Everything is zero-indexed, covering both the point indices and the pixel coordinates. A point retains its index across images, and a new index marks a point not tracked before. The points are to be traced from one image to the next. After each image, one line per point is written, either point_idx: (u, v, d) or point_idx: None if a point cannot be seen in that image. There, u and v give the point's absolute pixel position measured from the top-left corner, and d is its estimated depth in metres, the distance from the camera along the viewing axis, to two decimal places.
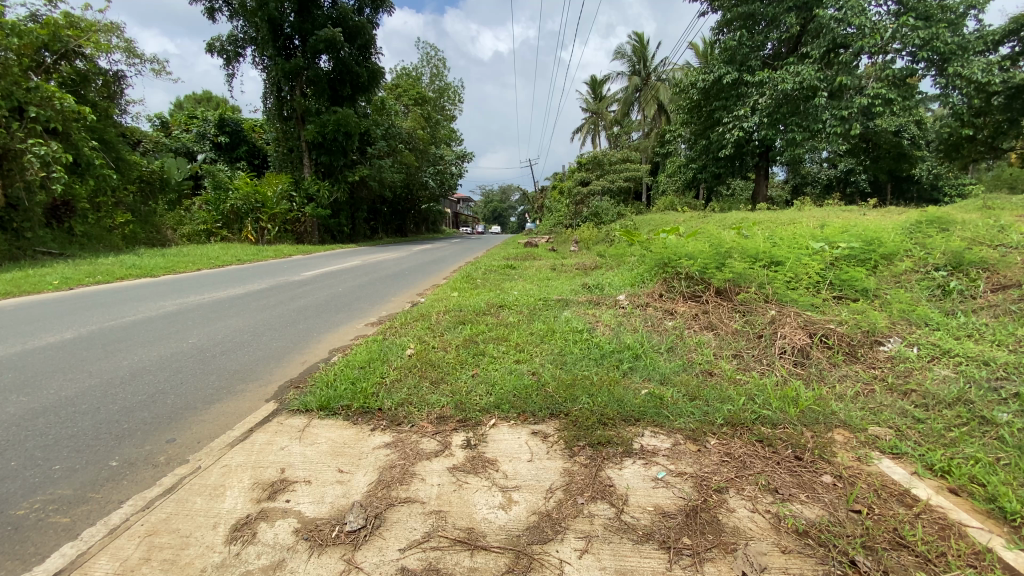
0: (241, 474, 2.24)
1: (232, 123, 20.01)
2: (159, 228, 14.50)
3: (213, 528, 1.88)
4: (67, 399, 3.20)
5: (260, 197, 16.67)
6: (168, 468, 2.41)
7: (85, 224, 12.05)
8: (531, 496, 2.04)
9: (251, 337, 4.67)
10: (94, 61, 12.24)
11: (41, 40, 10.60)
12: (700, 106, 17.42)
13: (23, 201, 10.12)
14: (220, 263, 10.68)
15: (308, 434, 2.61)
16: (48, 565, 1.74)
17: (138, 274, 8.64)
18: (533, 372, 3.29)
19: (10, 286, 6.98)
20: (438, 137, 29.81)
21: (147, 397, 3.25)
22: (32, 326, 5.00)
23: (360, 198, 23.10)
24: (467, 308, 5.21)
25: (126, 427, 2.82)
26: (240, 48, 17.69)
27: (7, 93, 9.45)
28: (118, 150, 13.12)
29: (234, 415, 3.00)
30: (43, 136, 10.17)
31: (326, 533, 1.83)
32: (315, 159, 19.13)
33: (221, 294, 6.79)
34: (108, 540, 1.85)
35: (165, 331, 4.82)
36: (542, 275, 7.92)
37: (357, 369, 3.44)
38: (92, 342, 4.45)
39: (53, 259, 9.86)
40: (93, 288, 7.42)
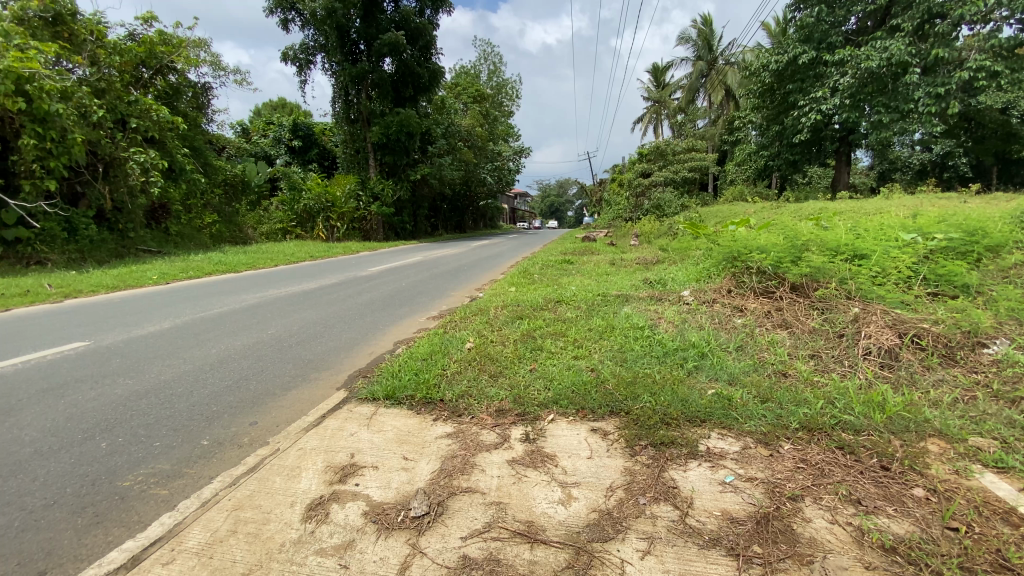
0: (316, 457, 2.38)
1: (304, 127, 21.08)
2: (241, 227, 15.64)
3: (290, 506, 2.01)
4: (165, 382, 3.55)
5: (330, 197, 17.49)
6: (251, 448, 2.61)
7: (179, 224, 13.20)
8: (590, 494, 2.01)
9: (323, 329, 4.96)
10: (184, 75, 13.36)
11: (139, 57, 11.82)
12: (773, 89, 16.41)
13: (126, 205, 11.16)
14: (295, 259, 11.40)
15: (376, 421, 2.73)
16: (149, 532, 1.94)
17: (223, 270, 9.40)
18: (591, 369, 3.24)
19: (122, 281, 7.89)
20: (497, 133, 30.07)
21: (233, 382, 3.53)
22: (136, 316, 5.59)
23: (422, 197, 23.70)
24: (525, 304, 5.21)
25: (216, 410, 3.08)
26: (311, 55, 18.65)
27: (112, 106, 10.73)
28: (206, 155, 14.36)
29: (308, 401, 3.20)
30: (142, 145, 11.40)
31: (392, 518, 1.90)
32: (380, 159, 19.93)
33: (297, 288, 7.26)
34: (199, 512, 2.03)
35: (248, 322, 5.23)
36: (601, 270, 7.79)
37: (420, 361, 3.54)
38: (186, 331, 4.90)
39: (152, 257, 10.91)
40: (186, 283, 8.22)
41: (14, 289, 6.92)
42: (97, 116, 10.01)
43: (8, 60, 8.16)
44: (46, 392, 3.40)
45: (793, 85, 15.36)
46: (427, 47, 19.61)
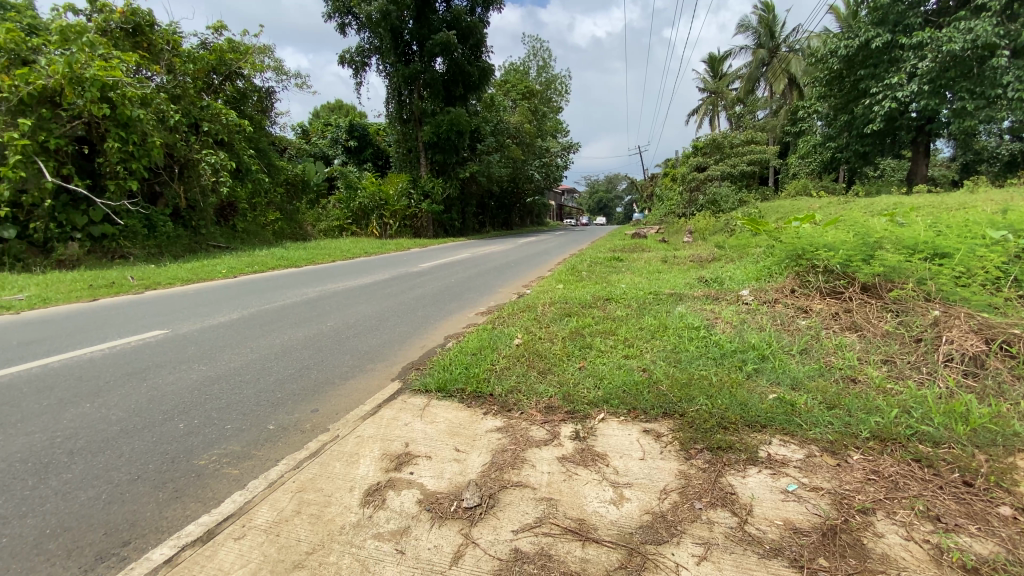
0: (373, 445, 2.48)
1: (360, 128, 21.80)
2: (301, 224, 16.44)
3: (350, 491, 2.11)
4: (235, 369, 3.79)
5: (383, 195, 18.04)
6: (313, 434, 2.75)
7: (245, 222, 14.01)
8: (643, 495, 1.98)
9: (377, 322, 5.13)
10: (250, 80, 14.13)
11: (209, 64, 12.60)
12: (842, 77, 15.43)
13: (199, 204, 11.92)
14: (350, 255, 11.85)
15: (428, 413, 2.80)
16: (223, 509, 2.09)
17: (285, 265, 9.92)
18: (643, 368, 3.17)
19: (195, 274, 8.49)
20: (545, 129, 29.96)
21: (295, 371, 3.72)
22: (208, 307, 6.00)
23: (471, 194, 23.97)
24: (574, 301, 5.17)
25: (280, 396, 3.26)
26: (366, 58, 19.24)
27: (187, 111, 11.57)
28: (269, 156, 15.20)
29: (364, 391, 3.33)
30: (212, 146, 12.21)
31: (445, 507, 1.95)
32: (430, 157, 20.34)
33: (353, 283, 7.55)
34: (267, 492, 2.17)
35: (308, 314, 5.49)
36: (653, 268, 7.61)
37: (469, 355, 3.60)
38: (253, 322, 5.21)
39: (222, 252, 11.67)
40: (252, 277, 8.73)
41: (104, 282, 7.60)
42: (174, 121, 10.81)
43: (93, 70, 9.12)
44: (132, 375, 3.72)
45: (864, 72, 14.34)
46: (478, 46, 19.78)
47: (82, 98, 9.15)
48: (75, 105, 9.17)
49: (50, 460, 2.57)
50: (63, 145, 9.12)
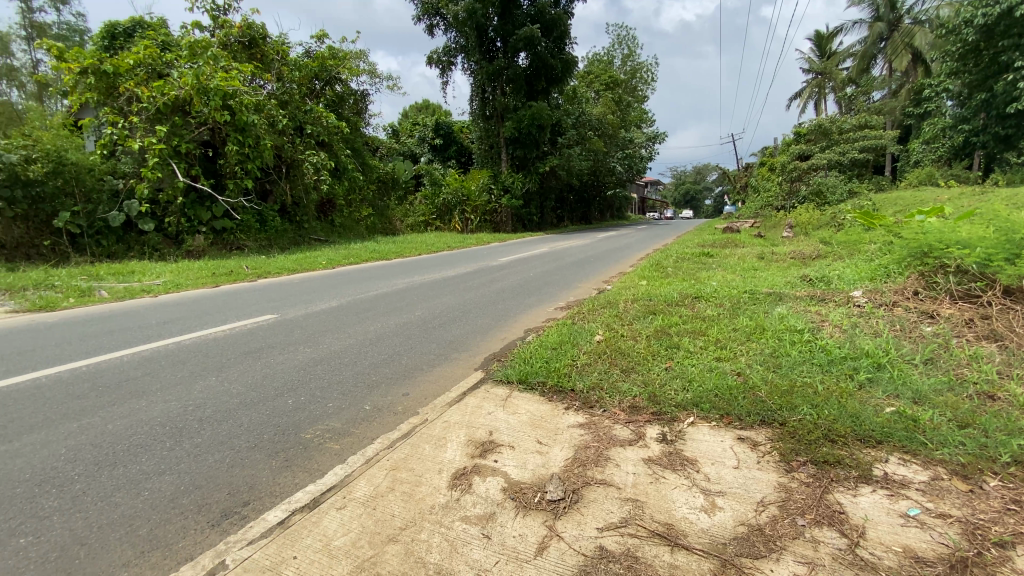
0: (459, 431, 2.58)
1: (445, 126, 22.52)
2: (390, 219, 17.39)
3: (438, 474, 2.22)
4: (334, 353, 4.11)
5: (465, 190, 18.57)
6: (403, 416, 2.92)
7: (342, 217, 15.05)
8: (737, 506, 1.87)
9: (460, 314, 5.30)
10: (347, 84, 15.09)
11: (313, 71, 13.65)
12: (980, 49, 13.45)
13: (302, 200, 13.02)
14: (435, 249, 12.34)
15: (511, 403, 2.85)
16: (326, 481, 2.29)
17: (376, 258, 10.55)
18: (737, 372, 2.99)
19: (299, 265, 9.30)
20: (629, 120, 29.11)
21: (386, 357, 3.96)
22: (311, 295, 6.55)
23: (551, 188, 23.93)
24: (659, 298, 5.00)
25: (374, 380, 3.49)
26: (453, 57, 19.83)
27: (293, 116, 12.68)
28: (363, 156, 16.23)
29: (450, 379, 3.46)
30: (314, 147, 13.24)
31: (529, 497, 1.98)
32: (512, 153, 20.58)
33: (437, 276, 7.85)
34: (364, 468, 2.34)
35: (397, 304, 5.80)
36: (747, 265, 7.14)
37: (551, 349, 3.61)
38: (348, 310, 5.60)
39: (321, 245, 12.65)
40: (347, 268, 9.38)
41: (224, 270, 8.55)
42: (281, 124, 11.88)
43: (216, 80, 10.26)
44: (248, 354, 4.17)
45: (1008, 42, 12.38)
46: (561, 38, 19.64)
47: (207, 106, 10.32)
48: (201, 113, 10.37)
49: (184, 425, 2.96)
50: (191, 149, 10.38)
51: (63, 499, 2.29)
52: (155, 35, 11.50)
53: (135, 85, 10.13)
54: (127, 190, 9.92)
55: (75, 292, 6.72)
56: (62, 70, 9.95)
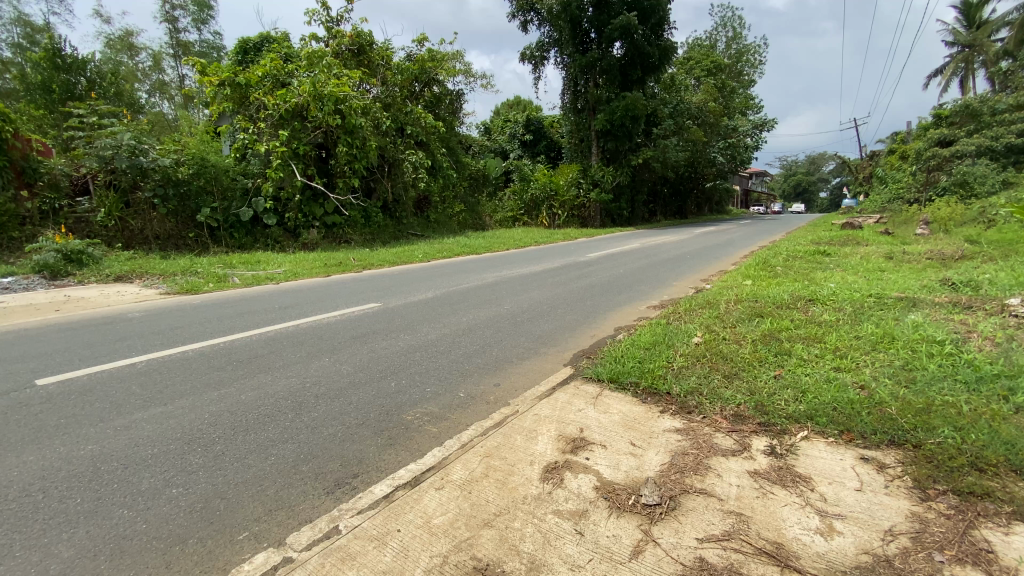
0: (550, 425, 2.60)
1: (536, 121, 22.56)
2: (481, 215, 17.87)
3: (531, 465, 2.26)
4: (430, 341, 4.33)
5: (554, 185, 18.61)
6: (496, 406, 3.00)
7: (437, 213, 15.73)
8: (860, 532, 1.70)
9: (550, 309, 5.32)
10: (444, 85, 15.71)
11: (414, 74, 14.39)
12: None
13: (401, 197, 13.81)
14: (525, 244, 12.49)
15: (603, 402, 2.82)
16: (425, 462, 2.42)
17: (468, 253, 10.91)
18: (860, 385, 2.70)
19: (398, 258, 9.89)
20: (731, 108, 27.23)
21: (478, 348, 4.09)
22: (408, 286, 6.96)
23: (643, 182, 23.11)
24: (765, 300, 4.64)
25: (467, 369, 3.62)
26: (546, 51, 19.83)
27: (395, 117, 13.49)
28: (457, 154, 16.91)
29: (540, 372, 3.50)
30: (413, 146, 13.97)
31: (624, 499, 1.95)
32: (603, 146, 20.23)
33: (526, 270, 7.95)
34: (459, 453, 2.45)
35: (488, 297, 5.97)
36: (871, 266, 6.38)
37: (644, 349, 3.51)
38: (442, 301, 5.87)
39: (418, 239, 13.34)
40: (441, 262, 9.81)
41: (334, 262, 9.33)
42: (385, 126, 12.69)
43: (330, 87, 11.21)
44: (355, 339, 4.53)
45: None
46: (659, 24, 18.89)
47: (322, 111, 11.30)
48: (316, 118, 11.38)
49: (303, 400, 3.30)
50: (307, 150, 11.46)
51: (208, 457, 2.66)
52: (280, 48, 12.80)
53: (263, 94, 11.38)
54: (256, 188, 11.15)
55: (214, 278, 7.72)
56: (206, 84, 11.42)
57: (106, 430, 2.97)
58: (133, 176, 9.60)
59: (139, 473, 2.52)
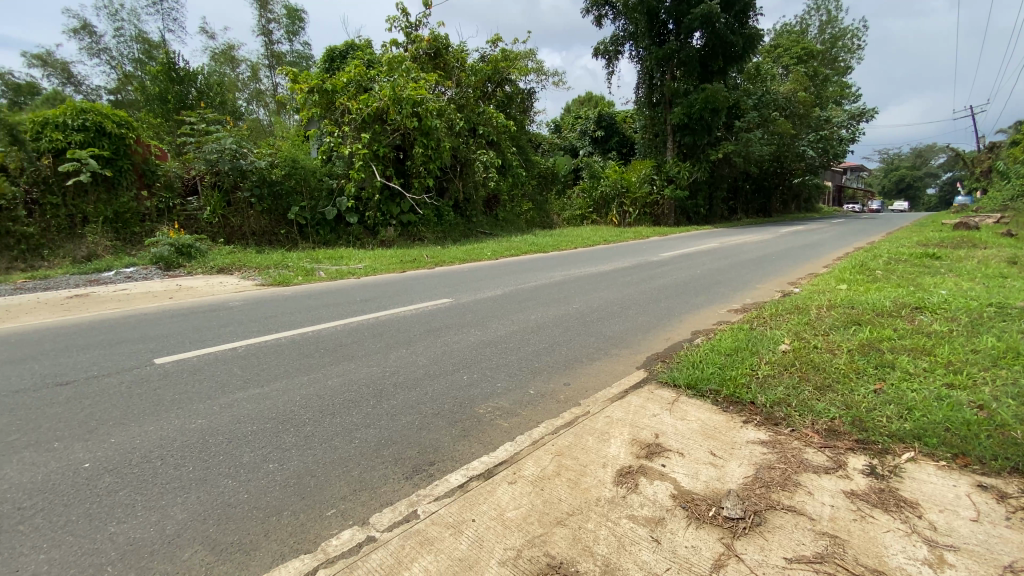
0: (623, 428, 2.56)
1: (608, 117, 22.10)
2: (549, 213, 17.86)
3: (603, 467, 2.24)
4: (501, 337, 4.41)
5: (625, 182, 18.23)
6: (567, 405, 3.00)
7: (506, 211, 15.89)
8: (977, 568, 1.53)
9: (622, 309, 5.22)
10: (516, 84, 15.85)
11: (487, 74, 14.64)
12: None
13: (472, 196, 14.13)
14: (594, 243, 12.32)
15: (679, 408, 2.74)
16: (499, 456, 2.48)
17: (536, 251, 10.94)
18: (978, 405, 2.41)
19: (468, 256, 10.13)
20: (824, 97, 25.18)
21: (549, 346, 4.11)
22: (479, 283, 7.11)
23: (721, 178, 21.96)
24: (864, 306, 4.26)
25: (538, 366, 3.65)
26: (620, 45, 19.40)
27: (468, 117, 13.80)
28: (527, 151, 17.13)
29: (612, 373, 3.45)
30: (484, 146, 14.22)
31: (703, 510, 1.88)
32: (680, 140, 19.55)
33: (597, 269, 7.85)
34: (530, 450, 2.47)
35: (558, 296, 5.97)
36: (992, 271, 5.66)
37: (724, 355, 3.35)
38: (512, 298, 5.95)
39: (487, 237, 13.56)
40: (509, 260, 9.94)
41: (409, 258, 9.74)
42: (458, 126, 13.02)
43: (407, 90, 11.69)
44: (429, 332, 4.71)
45: None
46: (744, 11, 17.92)
47: (400, 114, 11.82)
48: (395, 120, 11.92)
49: (382, 388, 3.49)
50: (386, 152, 12.03)
51: (300, 436, 2.89)
52: (363, 55, 13.53)
53: (347, 99, 12.09)
54: (339, 188, 11.89)
55: (303, 271, 8.35)
56: (298, 92, 12.32)
57: (213, 406, 3.32)
58: (234, 177, 10.55)
59: (241, 447, 2.79)
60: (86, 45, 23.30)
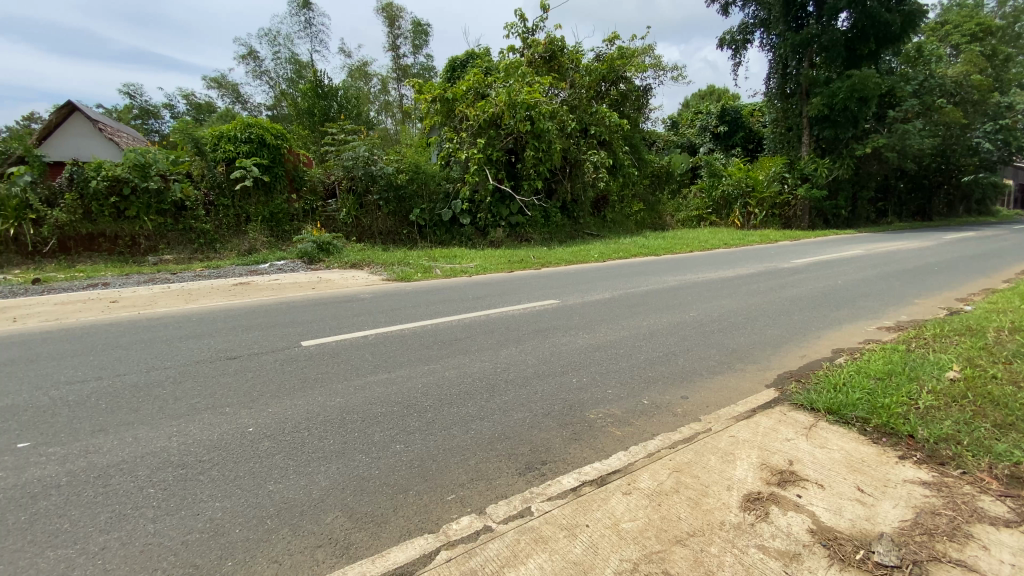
0: (751, 451, 2.39)
1: (732, 111, 20.55)
2: (661, 214, 17.15)
3: (728, 490, 2.12)
4: (612, 342, 4.35)
5: (751, 180, 16.95)
6: (685, 419, 2.87)
7: (615, 212, 15.57)
8: None
9: (746, 320, 4.85)
10: (632, 82, 15.44)
11: (602, 74, 14.46)
12: None
13: (581, 198, 14.07)
14: (710, 247, 11.58)
15: (816, 434, 2.49)
16: (613, 464, 2.46)
17: (647, 254, 10.58)
18: None
19: (575, 258, 10.12)
20: (1009, 78, 21.02)
21: (664, 354, 3.96)
22: (588, 286, 7.07)
23: (867, 176, 19.31)
24: None
25: (652, 375, 3.54)
26: (749, 34, 17.96)
27: (581, 118, 13.76)
28: (641, 151, 16.63)
29: (735, 390, 3.23)
30: (595, 146, 14.05)
31: (848, 551, 1.70)
32: (817, 134, 17.56)
33: (715, 275, 7.37)
34: (646, 462, 2.42)
35: (673, 302, 5.71)
36: None
37: (873, 380, 2.97)
38: (623, 303, 5.82)
39: (594, 239, 13.41)
40: (619, 262, 9.74)
41: (517, 259, 9.98)
42: (570, 128, 13.05)
43: (523, 95, 11.98)
44: (539, 332, 4.79)
45: None
46: None
47: (514, 118, 12.15)
48: (509, 125, 12.29)
49: (495, 384, 3.63)
50: (499, 156, 12.41)
51: (422, 422, 3.13)
52: (482, 63, 14.16)
53: (466, 106, 12.72)
54: (455, 192, 12.57)
55: (421, 269, 8.98)
56: (422, 102, 13.25)
57: (349, 387, 3.72)
58: (366, 182, 11.69)
59: (372, 427, 3.09)
60: (252, 69, 27.33)
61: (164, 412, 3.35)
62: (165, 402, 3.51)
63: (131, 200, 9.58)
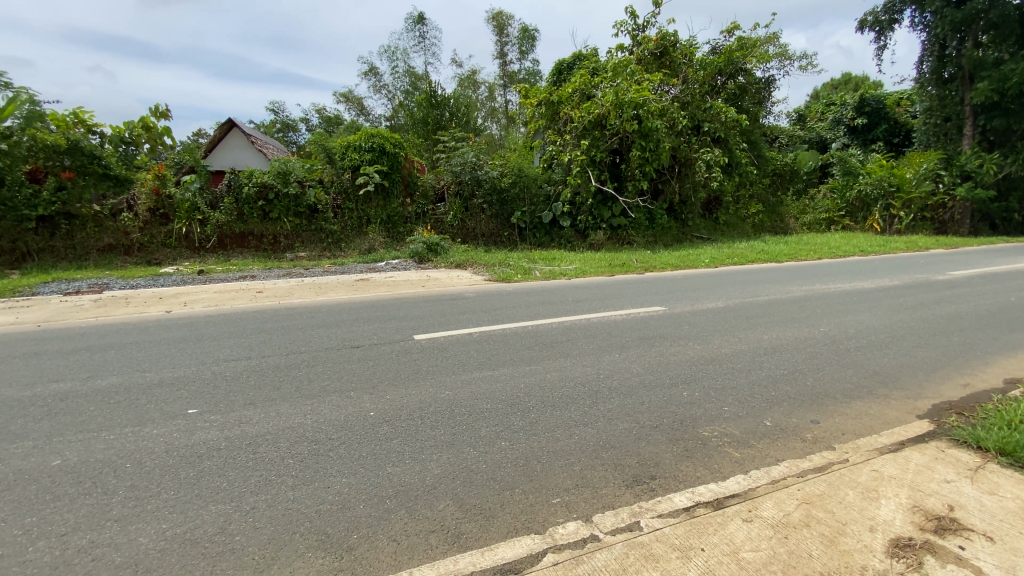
0: (898, 489, 2.12)
1: (873, 100, 18.17)
2: (783, 217, 15.78)
3: (871, 531, 1.90)
4: (727, 355, 4.09)
5: (895, 178, 14.83)
6: (816, 446, 2.61)
7: (728, 214, 14.58)
8: None
9: (891, 339, 4.26)
10: (752, 73, 14.31)
11: (718, 67, 13.60)
12: None
13: (690, 199, 13.39)
14: (841, 253, 10.37)
15: (986, 478, 2.14)
16: (729, 487, 2.32)
17: (765, 260, 9.76)
18: None
19: (683, 262, 9.65)
20: None
21: (789, 372, 3.63)
22: (698, 292, 6.71)
23: None
24: None
25: (775, 395, 3.27)
26: (897, 12, 15.68)
27: (693, 115, 13.08)
28: (760, 148, 15.43)
29: (878, 419, 2.86)
30: (709, 144, 13.22)
31: None
32: (985, 123, 14.84)
33: (850, 286, 6.57)
34: (770, 488, 2.25)
35: (798, 314, 5.20)
36: None
37: None
38: (739, 313, 5.44)
39: (703, 243, 12.70)
40: (731, 268, 9.13)
41: (619, 262, 9.78)
42: (681, 125, 12.46)
43: (630, 94, 11.69)
44: (645, 340, 4.65)
45: None
46: None
47: (620, 118, 11.89)
48: (614, 125, 12.06)
49: (598, 390, 3.60)
50: (603, 157, 12.24)
51: (526, 422, 3.20)
52: (589, 64, 14.08)
53: (571, 109, 12.71)
54: (557, 194, 12.65)
55: (522, 270, 9.18)
56: (528, 106, 13.47)
57: (458, 381, 3.93)
58: (472, 186, 12.19)
59: (479, 421, 3.23)
60: (375, 83, 29.88)
61: (299, 392, 3.80)
62: (301, 383, 3.99)
63: (274, 204, 10.96)
